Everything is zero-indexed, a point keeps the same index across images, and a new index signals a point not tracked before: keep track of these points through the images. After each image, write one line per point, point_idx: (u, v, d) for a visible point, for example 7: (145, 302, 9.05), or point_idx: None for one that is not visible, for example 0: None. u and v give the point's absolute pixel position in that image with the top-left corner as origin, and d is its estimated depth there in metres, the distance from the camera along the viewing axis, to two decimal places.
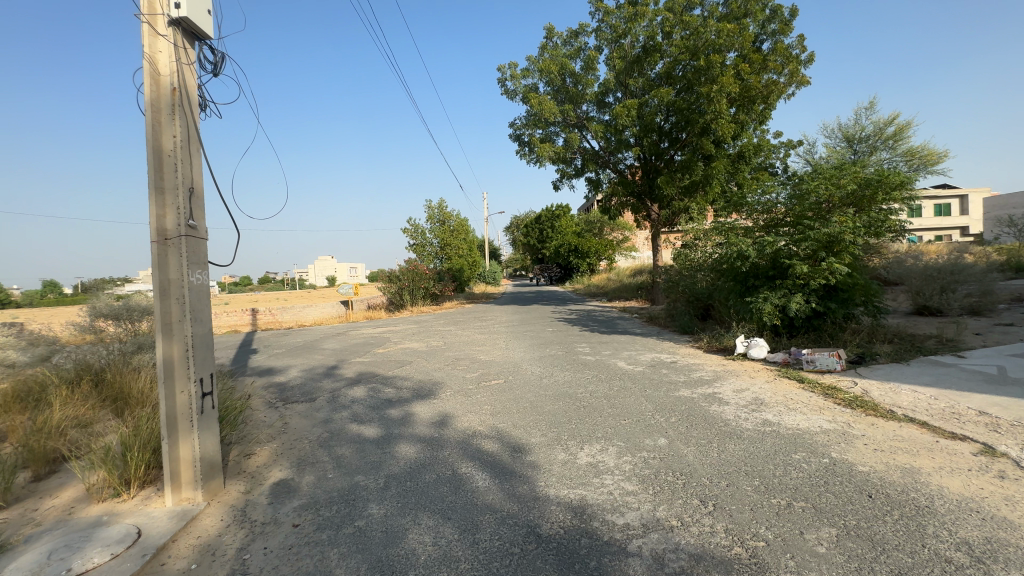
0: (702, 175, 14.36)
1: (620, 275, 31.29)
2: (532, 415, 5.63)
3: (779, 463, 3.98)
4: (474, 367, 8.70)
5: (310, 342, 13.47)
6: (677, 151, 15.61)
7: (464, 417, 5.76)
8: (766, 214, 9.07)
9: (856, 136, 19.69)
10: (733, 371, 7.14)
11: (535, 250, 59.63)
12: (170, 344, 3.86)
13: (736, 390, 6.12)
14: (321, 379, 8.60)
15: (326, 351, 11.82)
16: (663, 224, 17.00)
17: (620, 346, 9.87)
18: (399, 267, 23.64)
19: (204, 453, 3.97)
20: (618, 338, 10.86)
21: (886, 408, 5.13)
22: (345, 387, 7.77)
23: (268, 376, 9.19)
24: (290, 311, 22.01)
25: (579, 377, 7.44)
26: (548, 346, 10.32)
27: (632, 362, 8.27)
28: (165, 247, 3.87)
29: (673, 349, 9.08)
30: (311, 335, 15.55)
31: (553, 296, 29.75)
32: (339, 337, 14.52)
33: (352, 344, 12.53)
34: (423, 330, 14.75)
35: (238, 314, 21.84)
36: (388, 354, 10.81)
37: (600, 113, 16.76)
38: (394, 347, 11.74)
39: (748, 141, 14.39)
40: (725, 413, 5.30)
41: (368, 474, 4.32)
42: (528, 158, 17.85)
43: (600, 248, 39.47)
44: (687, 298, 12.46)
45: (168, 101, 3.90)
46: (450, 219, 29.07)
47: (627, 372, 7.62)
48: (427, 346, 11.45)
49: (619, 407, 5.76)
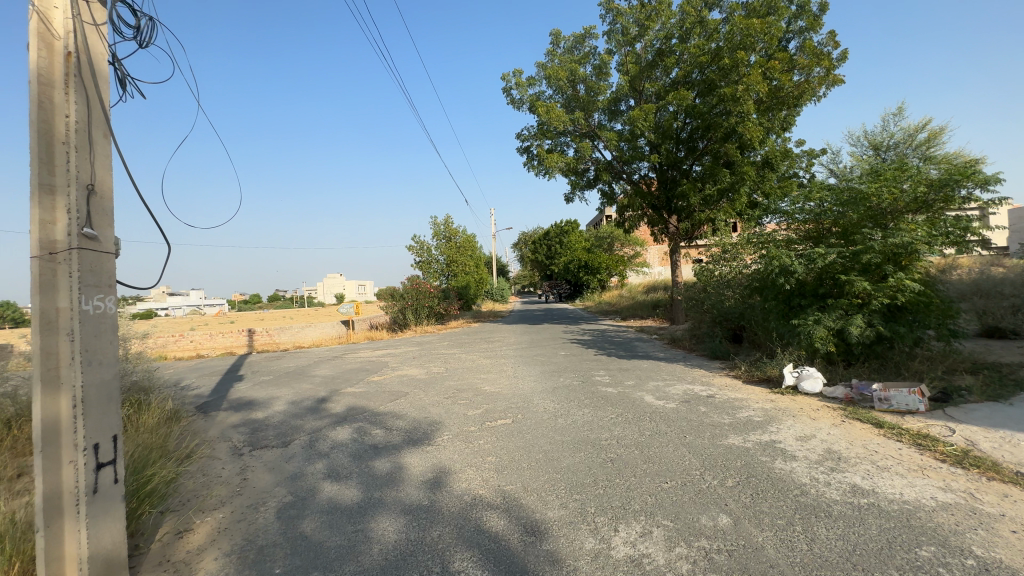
0: (728, 184, 13.38)
1: (633, 292, 30.09)
2: (547, 474, 4.48)
3: (904, 567, 2.79)
4: (477, 401, 7.56)
5: (301, 368, 12.44)
6: (697, 160, 14.62)
7: (464, 474, 4.61)
8: (811, 223, 7.96)
9: (883, 144, 18.72)
10: (787, 411, 5.93)
11: (543, 266, 58.64)
12: (53, 398, 2.78)
13: (800, 439, 4.93)
14: (303, 416, 7.50)
15: (316, 378, 10.74)
16: (683, 237, 15.89)
17: (644, 374, 8.68)
18: (403, 286, 22.72)
19: (98, 549, 2.87)
20: (640, 364, 9.68)
21: (1013, 468, 3.92)
22: (327, 427, 6.66)
23: (245, 411, 8.11)
24: (289, 332, 21.08)
25: (601, 416, 6.27)
26: (561, 374, 9.16)
27: (661, 396, 7.08)
28: (51, 265, 2.83)
29: (706, 379, 7.89)
30: (306, 359, 14.51)
31: (562, 314, 28.54)
32: (335, 361, 13.45)
33: (346, 371, 11.49)
34: (425, 354, 13.68)
35: (234, 335, 20.94)
36: (383, 383, 9.71)
37: (613, 121, 15.89)
38: (391, 374, 10.63)
39: (774, 148, 13.40)
40: (796, 475, 4.11)
41: (329, 571, 3.18)
42: (536, 169, 16.94)
43: (611, 264, 38.38)
44: (714, 319, 11.27)
45: (62, 71, 2.92)
46: (457, 235, 28.29)
47: (657, 409, 6.44)
48: (426, 374, 10.35)
49: (656, 462, 4.60)
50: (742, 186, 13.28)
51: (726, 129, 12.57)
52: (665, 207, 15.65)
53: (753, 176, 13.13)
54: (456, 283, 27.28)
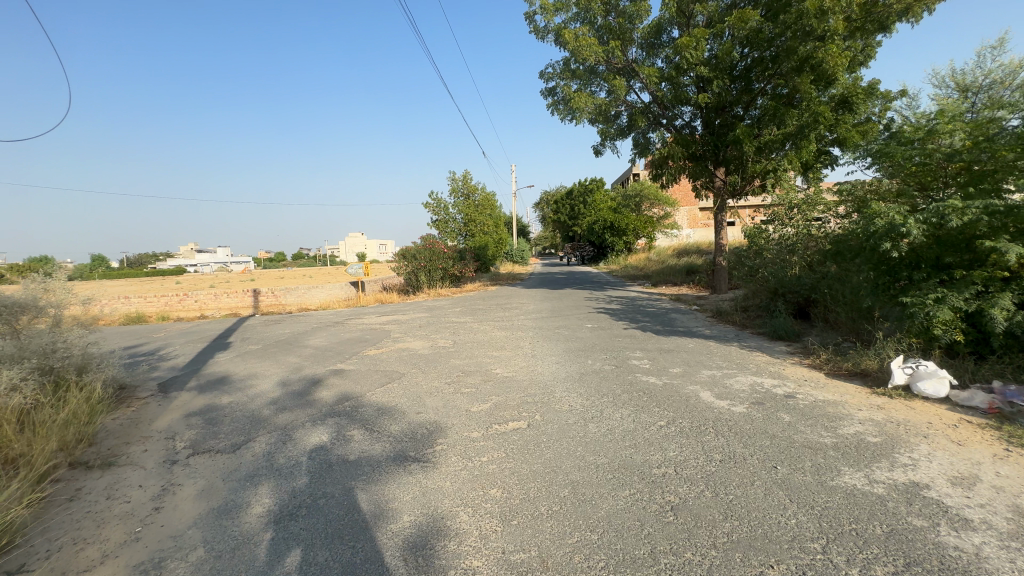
0: (796, 126, 11.32)
1: (662, 256, 28.00)
2: (578, 534, 2.97)
3: None
4: (486, 390, 6.08)
5: (296, 336, 11.19)
6: (754, 101, 12.48)
7: (455, 527, 3.13)
8: (931, 170, 6.02)
9: (974, 83, 15.93)
10: (911, 428, 4.26)
11: (566, 226, 56.31)
12: None
13: (961, 485, 3.28)
14: (275, 402, 6.16)
15: (307, 349, 9.44)
16: (732, 194, 13.85)
17: (695, 360, 7.02)
18: (416, 245, 21.28)
19: None
20: (685, 345, 8.03)
21: None
22: (294, 425, 5.27)
23: (211, 391, 6.82)
24: (295, 293, 19.95)
25: (647, 423, 4.70)
26: (589, 355, 7.59)
27: (723, 393, 5.45)
28: None
29: (776, 370, 6.20)
30: (306, 324, 13.30)
31: (585, 277, 26.73)
32: (334, 329, 12.16)
33: (343, 340, 10.19)
34: (433, 322, 12.27)
35: (239, 295, 19.98)
36: (381, 359, 8.33)
37: (654, 56, 13.58)
38: (391, 347, 9.25)
39: (853, 84, 11.30)
40: (993, 568, 2.49)
41: None
42: (561, 114, 14.83)
43: (639, 225, 36.01)
44: (774, 291, 9.46)
45: None
46: (475, 193, 26.74)
47: (723, 415, 4.84)
48: (431, 348, 8.92)
49: (744, 520, 3.02)
50: (813, 130, 11.16)
51: (803, 55, 10.56)
52: (712, 158, 13.54)
53: (829, 117, 10.98)
54: (473, 243, 25.70)
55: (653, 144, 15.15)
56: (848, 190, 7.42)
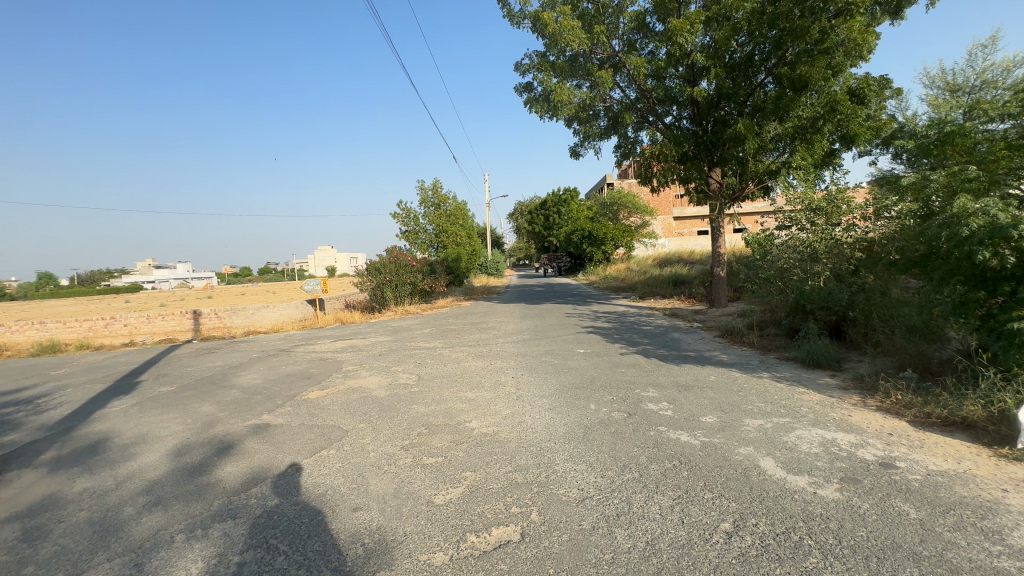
0: (807, 119, 10.44)
1: (644, 266, 26.85)
2: None
3: None
4: (458, 461, 4.33)
5: (225, 371, 9.16)
6: (754, 94, 11.35)
7: None
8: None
9: (962, 86, 15.47)
10: None
11: (541, 236, 55.04)
12: None
13: None
14: (150, 488, 4.23)
15: (231, 393, 7.46)
16: (729, 198, 12.70)
17: (728, 402, 5.46)
18: (381, 258, 19.39)
19: None
20: (706, 378, 6.49)
21: None
22: (157, 540, 3.39)
23: (69, 468, 4.84)
24: (242, 314, 17.67)
25: (705, 529, 3.05)
26: (590, 397, 5.94)
27: (794, 463, 3.87)
28: None
29: (843, 419, 4.69)
30: (245, 354, 11.23)
31: (566, 290, 25.30)
32: (275, 359, 10.15)
33: (281, 378, 8.25)
34: (397, 348, 10.44)
35: (177, 318, 17.59)
36: (324, 405, 6.48)
37: (640, 45, 12.34)
38: (339, 386, 7.39)
39: (866, 77, 10.37)
40: None
41: None
42: (540, 110, 13.33)
43: (617, 233, 34.93)
44: (800, 307, 8.10)
45: None
46: (446, 203, 25.02)
47: (813, 506, 3.23)
48: (389, 387, 7.12)
49: None
50: (828, 121, 10.21)
51: (816, 35, 9.74)
52: (706, 158, 12.32)
53: (840, 110, 10.00)
54: (445, 255, 24.03)
55: (639, 145, 13.85)
56: (913, 184, 6.16)
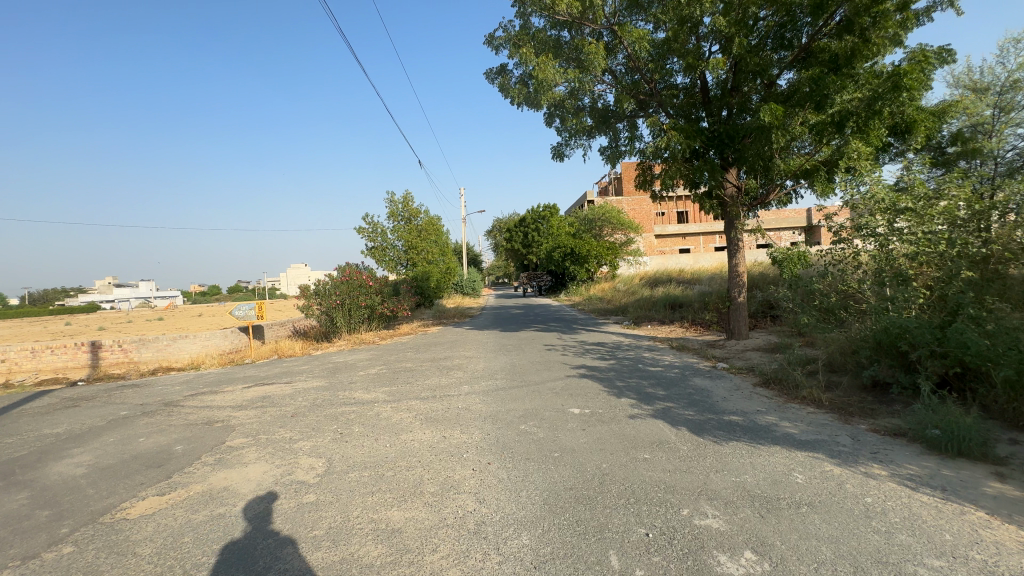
0: (854, 103, 8.41)
1: (633, 285, 24.50)
2: None
3: None
4: None
5: (52, 446, 6.17)
6: (780, 74, 9.19)
7: None
8: None
9: (984, 82, 13.62)
10: None
11: (519, 253, 52.72)
12: None
13: None
14: None
15: (6, 504, 4.49)
16: (747, 205, 10.44)
17: (872, 558, 2.87)
18: (333, 277, 16.49)
19: None
20: (790, 480, 3.91)
21: None
22: None
23: None
24: (153, 346, 14.53)
25: None
26: (608, 533, 3.28)
27: None
28: None
29: None
30: (114, 409, 8.20)
31: (547, 313, 22.70)
32: (145, 421, 7.17)
33: (120, 464, 5.34)
34: (323, 402, 7.61)
35: (71, 352, 14.34)
36: (131, 543, 3.62)
37: (636, 19, 10.12)
38: (193, 487, 4.58)
39: (921, 48, 8.31)
40: None
41: None
42: (517, 97, 10.89)
43: (601, 251, 32.78)
44: (889, 352, 5.67)
45: None
46: (417, 217, 22.35)
47: None
48: (270, 492, 4.36)
49: None
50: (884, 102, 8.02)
51: None
52: (719, 156, 10.03)
53: (898, 88, 7.87)
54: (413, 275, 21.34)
55: (636, 141, 11.56)
56: None
